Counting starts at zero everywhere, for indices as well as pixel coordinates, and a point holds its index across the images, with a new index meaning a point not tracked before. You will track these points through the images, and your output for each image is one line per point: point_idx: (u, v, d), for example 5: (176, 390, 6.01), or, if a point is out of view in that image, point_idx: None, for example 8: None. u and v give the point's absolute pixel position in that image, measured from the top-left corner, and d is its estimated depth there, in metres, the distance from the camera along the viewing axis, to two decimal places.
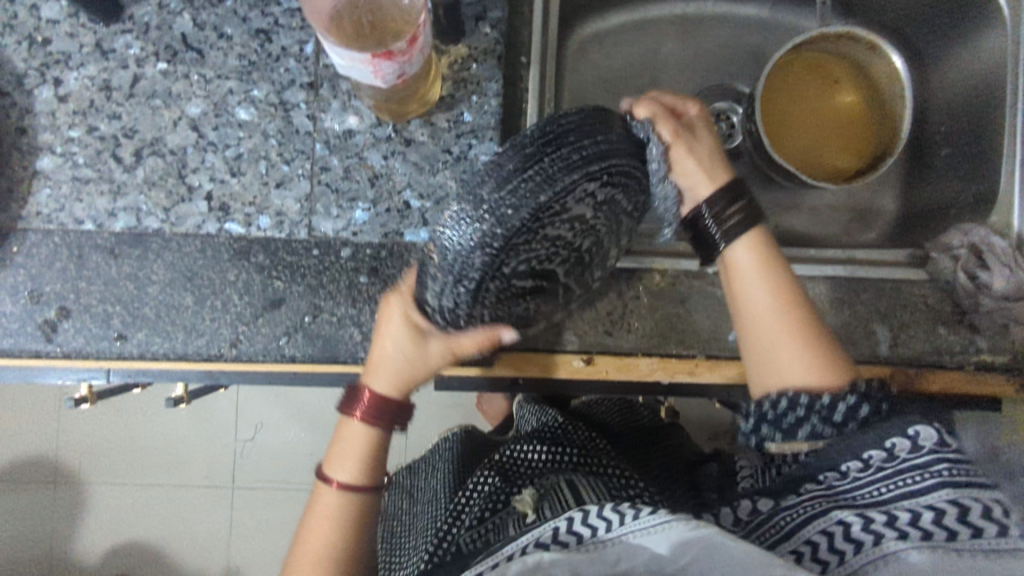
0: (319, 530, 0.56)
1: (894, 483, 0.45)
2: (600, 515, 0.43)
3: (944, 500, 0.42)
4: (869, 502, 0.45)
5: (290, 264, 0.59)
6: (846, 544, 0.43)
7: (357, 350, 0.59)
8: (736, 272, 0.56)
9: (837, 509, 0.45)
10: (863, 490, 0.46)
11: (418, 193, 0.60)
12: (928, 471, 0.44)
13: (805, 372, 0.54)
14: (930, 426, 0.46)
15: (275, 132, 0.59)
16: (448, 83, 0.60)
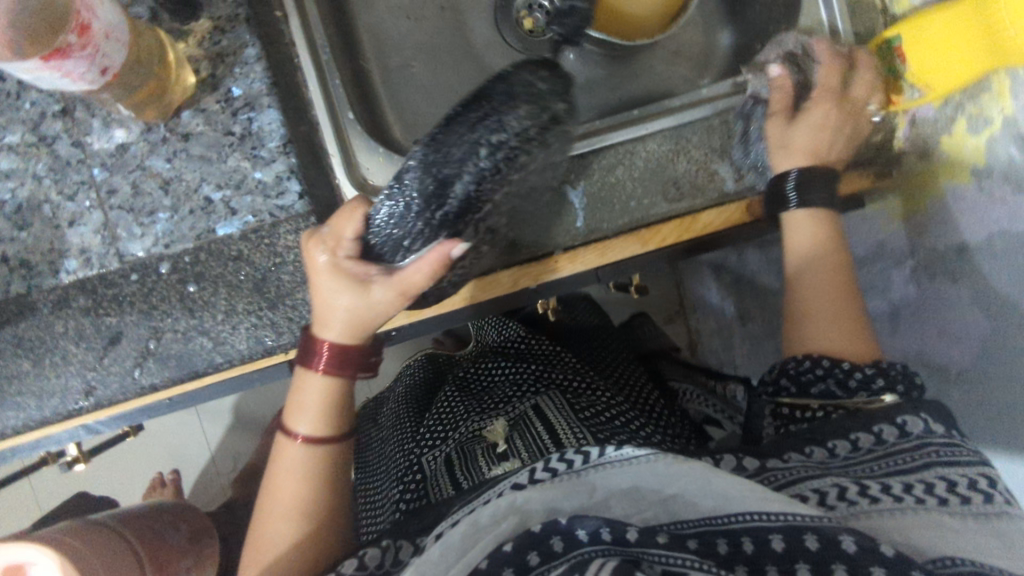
0: (281, 514, 0.56)
1: (892, 462, 0.51)
2: (577, 450, 0.46)
3: (943, 475, 0.48)
4: (869, 475, 0.50)
5: (114, 297, 0.57)
6: (838, 500, 0.48)
7: (213, 357, 0.58)
8: (794, 224, 0.64)
9: (832, 476, 0.50)
10: (862, 466, 0.51)
11: (215, 184, 0.58)
12: (920, 453, 0.50)
13: (840, 346, 0.61)
14: (918, 415, 0.52)
15: (46, 171, 0.56)
16: (205, 63, 0.57)
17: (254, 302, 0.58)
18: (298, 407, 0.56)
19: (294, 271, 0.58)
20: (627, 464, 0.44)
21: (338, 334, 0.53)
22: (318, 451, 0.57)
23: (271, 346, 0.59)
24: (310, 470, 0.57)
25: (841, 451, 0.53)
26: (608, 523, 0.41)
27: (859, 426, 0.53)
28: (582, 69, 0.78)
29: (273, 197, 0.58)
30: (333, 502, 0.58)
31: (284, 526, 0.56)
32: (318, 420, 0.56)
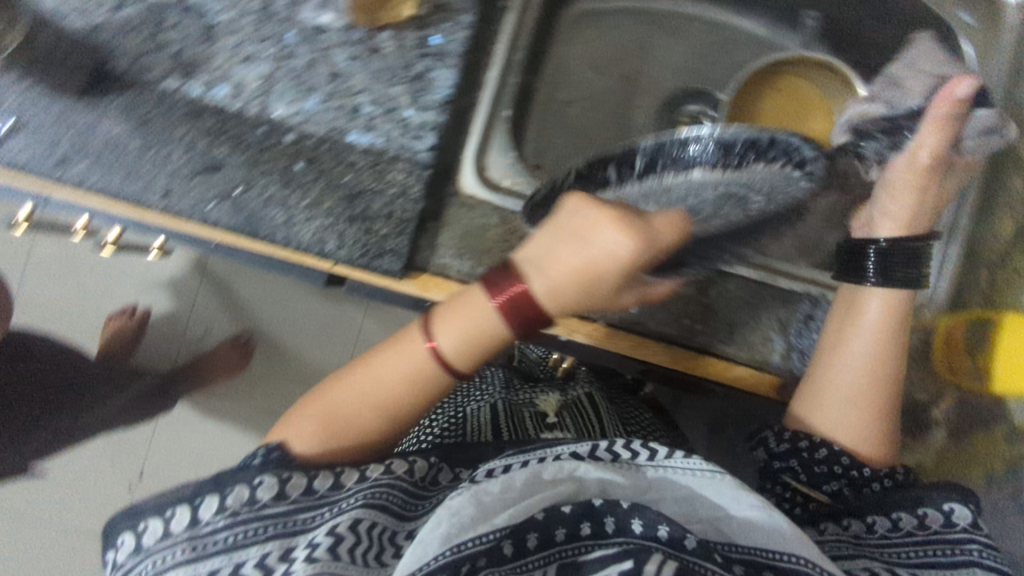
0: (368, 395, 0.61)
1: (925, 550, 0.58)
2: (644, 446, 0.57)
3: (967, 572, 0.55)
4: (900, 561, 0.58)
5: (236, 136, 0.62)
6: None
7: (276, 231, 0.63)
8: (861, 323, 0.65)
9: (867, 558, 0.58)
10: (897, 547, 0.59)
11: (372, 100, 0.63)
12: (960, 548, 0.57)
13: (857, 442, 0.66)
14: (966, 506, 0.58)
15: (254, 11, 0.63)
16: (425, 6, 0.64)
17: (338, 209, 0.63)
18: (450, 320, 0.58)
19: (386, 204, 0.63)
20: (687, 471, 0.55)
21: (547, 292, 0.54)
22: (436, 365, 0.60)
23: (328, 252, 0.63)
24: (415, 373, 0.60)
25: (882, 529, 0.61)
26: (663, 519, 0.50)
27: (896, 509, 0.61)
28: None
29: (408, 136, 0.63)
30: (412, 408, 0.62)
31: (360, 403, 0.61)
32: (447, 350, 0.59)
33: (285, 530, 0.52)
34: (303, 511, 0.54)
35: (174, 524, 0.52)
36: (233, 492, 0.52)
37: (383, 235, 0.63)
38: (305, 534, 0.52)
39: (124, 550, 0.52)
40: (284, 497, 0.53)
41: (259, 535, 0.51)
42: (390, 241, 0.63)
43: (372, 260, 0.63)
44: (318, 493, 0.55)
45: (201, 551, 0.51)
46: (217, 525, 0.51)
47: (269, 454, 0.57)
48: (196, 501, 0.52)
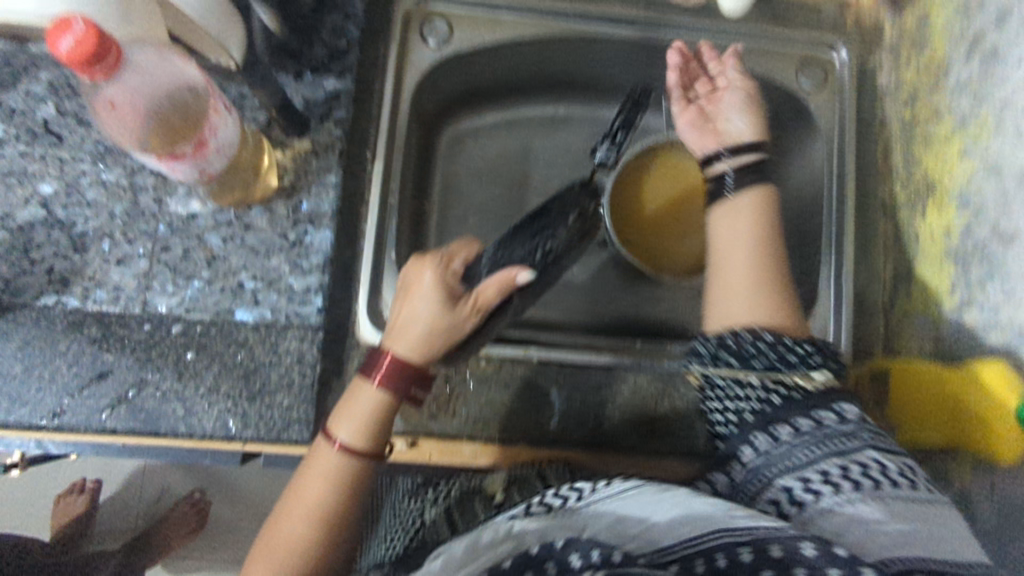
0: (297, 518, 0.56)
1: (825, 444, 0.50)
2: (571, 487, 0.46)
3: (874, 458, 0.49)
4: (804, 460, 0.50)
5: (121, 338, 0.62)
6: (806, 494, 0.48)
7: (177, 424, 0.62)
8: None
9: None
10: (801, 452, 0.50)
11: (252, 275, 0.64)
12: (855, 435, 0.50)
13: None
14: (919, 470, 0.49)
15: (122, 212, 0.63)
16: (290, 175, 0.65)
17: (236, 388, 0.63)
18: (348, 414, 0.57)
19: (284, 373, 0.63)
20: (615, 497, 0.44)
21: (411, 349, 0.57)
22: (350, 460, 0.56)
23: (233, 435, 0.62)
24: (345, 470, 0.56)
25: (763, 447, 0.52)
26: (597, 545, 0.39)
27: (803, 412, 0.52)
28: (609, 280, 0.85)
29: (296, 303, 0.64)
30: (358, 482, 0.57)
31: (295, 524, 0.56)
32: (358, 440, 0.57)
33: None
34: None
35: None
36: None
37: (285, 405, 0.63)
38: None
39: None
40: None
41: None
42: (294, 410, 0.63)
43: (278, 433, 0.63)
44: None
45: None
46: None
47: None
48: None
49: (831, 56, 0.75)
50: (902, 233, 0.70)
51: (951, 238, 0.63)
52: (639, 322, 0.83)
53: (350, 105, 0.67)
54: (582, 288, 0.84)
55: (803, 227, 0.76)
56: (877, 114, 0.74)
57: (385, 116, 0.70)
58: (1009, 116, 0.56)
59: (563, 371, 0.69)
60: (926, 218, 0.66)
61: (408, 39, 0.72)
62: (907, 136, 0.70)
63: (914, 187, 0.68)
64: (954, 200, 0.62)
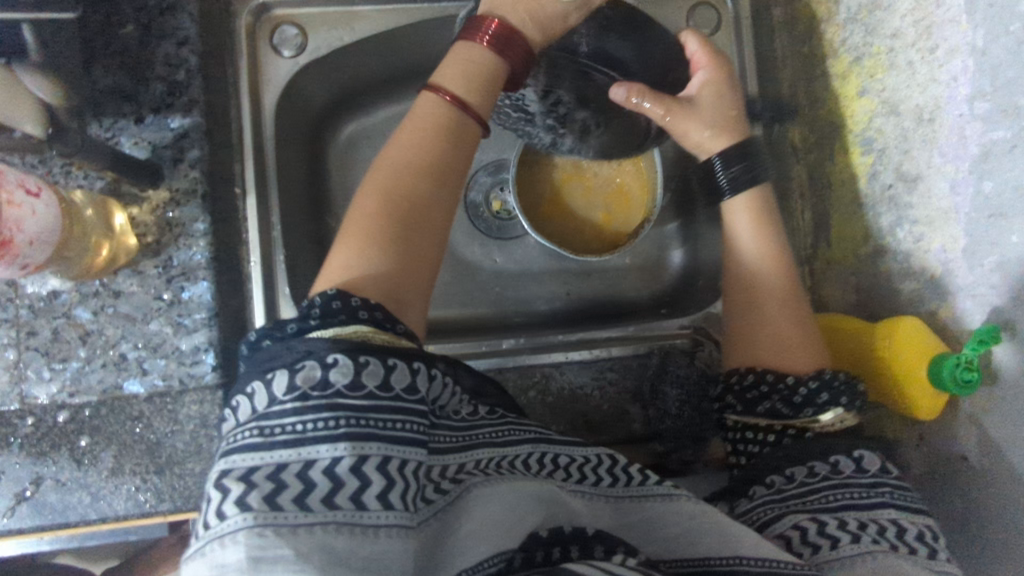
0: (362, 210, 0.50)
1: (838, 494, 0.48)
2: (613, 473, 0.50)
3: (890, 519, 0.46)
4: (819, 507, 0.48)
5: (6, 436, 0.58)
6: (823, 538, 0.45)
7: (86, 512, 0.58)
8: None
9: (794, 514, 0.48)
10: (809, 496, 0.49)
11: (134, 344, 0.59)
12: (875, 491, 0.48)
13: None
14: (876, 454, 0.51)
15: None
16: (153, 229, 0.60)
17: (142, 464, 0.59)
18: (419, 139, 0.52)
19: (190, 440, 0.60)
20: (668, 498, 0.48)
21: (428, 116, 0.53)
22: (421, 179, 0.51)
23: (149, 511, 0.59)
24: (424, 199, 0.51)
25: (779, 485, 0.51)
26: (624, 544, 0.42)
27: (818, 457, 0.51)
28: (535, 262, 0.81)
29: (186, 364, 0.60)
30: (431, 261, 0.50)
31: (370, 254, 0.47)
32: (433, 156, 0.52)
33: (361, 428, 0.38)
34: (381, 408, 0.39)
35: (259, 401, 0.40)
36: (308, 371, 0.39)
37: (197, 472, 0.59)
38: (378, 442, 0.38)
39: (240, 414, 0.40)
40: (359, 388, 0.39)
41: (335, 431, 0.38)
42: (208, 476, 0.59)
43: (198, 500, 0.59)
44: (394, 390, 0.40)
45: (269, 441, 0.37)
46: (282, 408, 0.38)
47: (330, 306, 0.43)
48: (272, 376, 0.40)
49: None
50: (816, 178, 0.66)
51: (860, 180, 0.59)
52: (570, 302, 0.80)
53: (204, 141, 0.61)
54: (506, 278, 0.80)
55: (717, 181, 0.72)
56: (775, 51, 0.69)
57: (250, 144, 0.65)
58: (898, 50, 0.52)
59: (485, 379, 0.66)
60: (834, 162, 0.62)
61: (261, 55, 0.67)
62: (805, 74, 0.65)
63: (820, 127, 0.64)
64: (857, 141, 0.58)
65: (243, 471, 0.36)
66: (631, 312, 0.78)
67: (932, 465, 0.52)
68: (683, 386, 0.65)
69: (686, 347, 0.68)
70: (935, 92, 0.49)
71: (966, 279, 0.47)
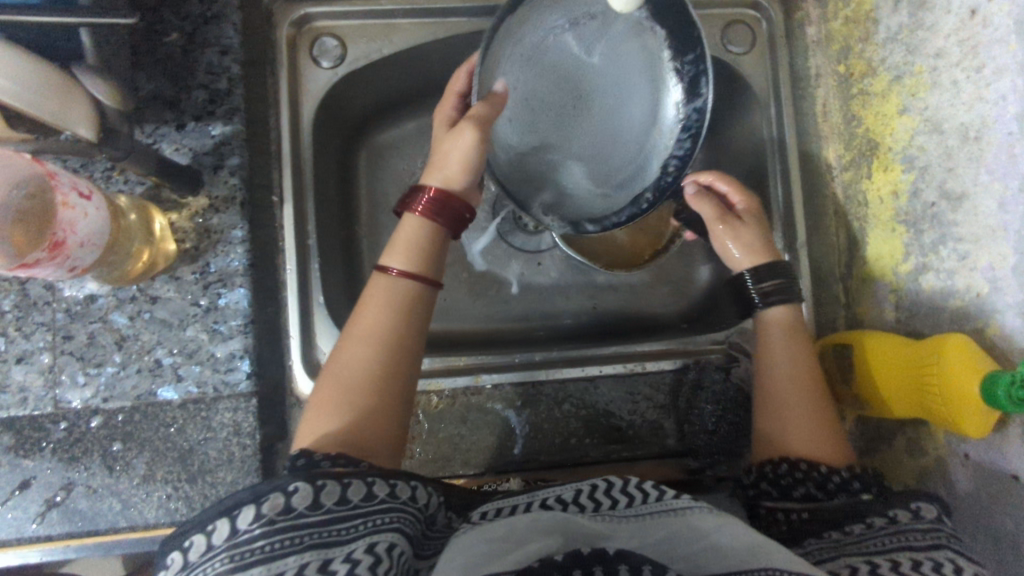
0: (326, 389, 0.50)
1: (895, 537, 0.45)
2: (632, 492, 0.48)
3: (944, 556, 0.42)
4: (871, 550, 0.45)
5: (37, 441, 0.57)
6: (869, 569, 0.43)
7: (118, 519, 0.58)
8: None
9: (846, 556, 0.45)
10: (865, 542, 0.46)
11: (169, 350, 0.59)
12: (929, 532, 0.44)
13: None
14: (930, 499, 0.47)
15: (12, 306, 0.58)
16: (191, 235, 0.60)
17: (174, 472, 0.58)
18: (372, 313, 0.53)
19: (222, 448, 0.59)
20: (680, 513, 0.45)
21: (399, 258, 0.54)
22: (376, 356, 0.51)
23: (179, 519, 0.58)
24: (374, 369, 0.51)
25: (834, 536, 0.48)
26: (650, 561, 0.38)
27: (875, 507, 0.48)
28: (564, 275, 0.80)
29: (221, 372, 0.59)
30: (387, 418, 0.50)
31: (329, 420, 0.49)
32: (377, 334, 0.52)
33: (326, 539, 0.39)
34: (340, 521, 0.40)
35: (218, 536, 0.38)
36: (270, 498, 0.39)
37: (229, 480, 0.59)
38: (342, 548, 0.39)
39: (195, 552, 0.38)
40: (319, 506, 0.40)
41: (299, 545, 0.38)
42: (239, 485, 0.59)
43: None
44: (352, 502, 0.41)
45: (239, 564, 0.37)
46: (249, 535, 0.38)
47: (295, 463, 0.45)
48: (235, 510, 0.39)
49: (755, 14, 0.71)
50: (851, 194, 0.65)
51: (899, 199, 0.59)
52: (598, 317, 0.79)
53: (243, 149, 0.61)
54: (534, 291, 0.79)
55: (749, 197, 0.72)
56: (809, 69, 0.70)
57: (287, 151, 0.66)
58: (942, 69, 0.53)
59: (519, 392, 0.66)
60: (872, 179, 0.62)
61: (301, 65, 0.67)
62: (842, 92, 0.66)
63: (857, 145, 0.64)
64: (897, 159, 0.58)
65: None
66: (660, 327, 0.77)
67: (980, 486, 0.51)
68: (719, 401, 0.66)
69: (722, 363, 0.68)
70: (982, 111, 0.49)
71: (1015, 296, 0.47)
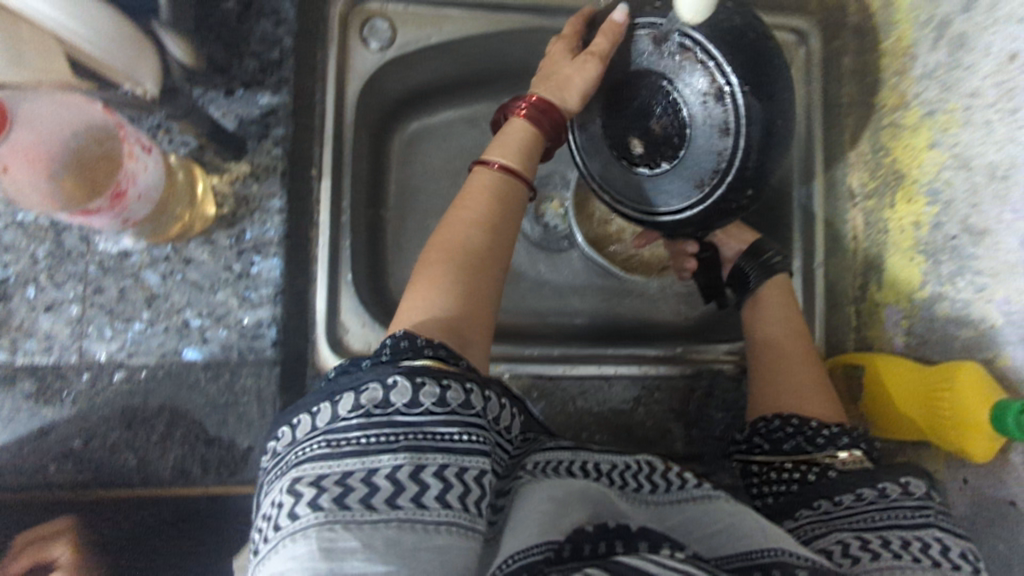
0: (432, 256, 0.52)
1: (887, 514, 0.46)
2: (658, 478, 0.48)
3: (933, 537, 0.44)
4: (864, 526, 0.46)
5: (58, 390, 0.57)
6: (863, 552, 0.44)
7: (131, 475, 0.58)
8: None
9: (837, 532, 0.47)
10: (855, 517, 0.47)
11: (198, 312, 0.60)
12: (919, 511, 0.46)
13: None
14: (922, 479, 0.49)
15: (45, 255, 0.58)
16: (230, 201, 0.61)
17: (192, 433, 0.59)
18: (473, 203, 0.55)
19: (241, 414, 0.59)
20: (697, 501, 0.46)
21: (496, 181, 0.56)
22: (478, 243, 0.53)
23: (192, 480, 0.58)
24: (478, 250, 0.52)
25: (826, 508, 0.50)
26: (669, 540, 0.38)
27: (866, 482, 0.50)
28: (581, 276, 0.81)
29: (248, 338, 0.60)
30: (478, 311, 0.50)
31: (434, 300, 0.49)
32: (486, 217, 0.54)
33: (421, 442, 0.37)
34: (445, 424, 0.37)
35: (321, 419, 0.38)
36: (369, 390, 0.38)
37: (246, 446, 0.59)
38: (444, 455, 0.37)
39: (298, 431, 0.38)
40: (417, 404, 0.37)
41: (392, 444, 0.36)
42: (256, 451, 0.59)
43: (241, 473, 0.59)
44: (451, 406, 0.38)
45: (336, 450, 0.36)
46: (347, 423, 0.37)
47: (394, 345, 0.44)
48: (338, 396, 0.38)
49: (793, 40, 0.72)
50: (873, 221, 0.68)
51: (921, 229, 0.61)
52: (613, 319, 0.80)
53: (289, 121, 0.63)
54: (550, 289, 0.80)
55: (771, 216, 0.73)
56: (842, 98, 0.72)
57: (330, 128, 0.67)
58: (975, 108, 0.55)
59: (536, 386, 0.67)
60: (895, 208, 0.65)
61: (350, 44, 0.68)
62: (873, 121, 0.68)
63: (882, 175, 0.66)
64: (923, 191, 0.61)
65: (314, 476, 0.35)
66: (673, 334, 0.79)
67: (980, 509, 0.54)
68: (728, 411, 0.68)
69: (733, 375, 0.69)
70: (1010, 151, 0.51)
71: None
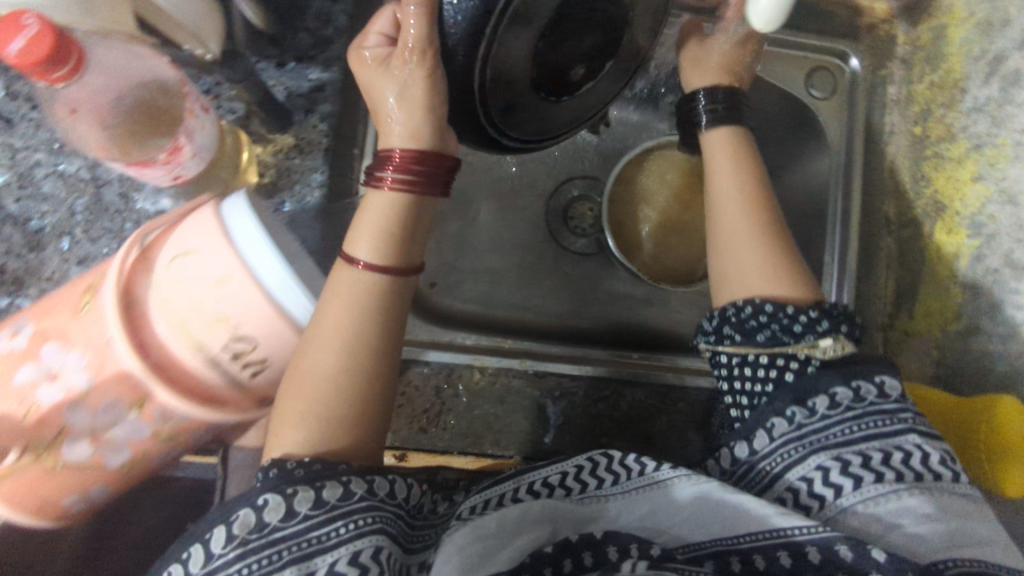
0: (294, 380, 0.50)
1: (863, 425, 0.45)
2: (621, 463, 0.47)
3: (911, 445, 0.45)
4: (840, 441, 0.45)
5: None
6: (843, 478, 0.44)
7: None
8: None
9: (820, 450, 0.45)
10: (829, 428, 0.45)
11: None
12: (895, 418, 0.45)
13: None
14: (893, 376, 0.48)
15: (83, 208, 0.58)
16: (272, 171, 0.60)
17: None
18: (344, 306, 0.50)
19: None
20: (650, 488, 0.45)
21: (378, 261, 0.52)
22: (342, 366, 0.50)
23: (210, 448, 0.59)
24: (337, 376, 0.50)
25: (799, 418, 0.46)
26: (636, 540, 0.41)
27: (839, 380, 0.47)
28: (607, 281, 0.80)
29: None
30: (365, 437, 0.50)
31: (292, 432, 0.49)
32: (343, 336, 0.50)
33: (305, 551, 0.40)
34: (321, 525, 0.40)
35: (195, 562, 0.39)
36: (240, 517, 0.40)
37: None
38: (326, 557, 0.40)
39: None
40: (292, 515, 0.40)
41: (276, 562, 0.39)
42: None
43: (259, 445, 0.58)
44: (329, 503, 0.41)
45: None
46: (224, 560, 0.39)
47: (270, 472, 0.43)
48: (206, 535, 0.40)
49: (841, 63, 0.71)
50: (908, 251, 0.68)
51: (959, 261, 0.61)
52: (637, 326, 0.79)
53: (337, 98, 0.62)
54: (575, 291, 0.79)
55: (804, 238, 0.72)
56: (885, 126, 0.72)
57: None
58: None
59: (559, 384, 0.67)
60: (933, 239, 0.65)
61: None
62: (916, 151, 0.68)
63: (922, 205, 0.66)
64: (964, 223, 0.61)
65: None
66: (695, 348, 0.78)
67: None
68: None
69: None
70: None
71: None
